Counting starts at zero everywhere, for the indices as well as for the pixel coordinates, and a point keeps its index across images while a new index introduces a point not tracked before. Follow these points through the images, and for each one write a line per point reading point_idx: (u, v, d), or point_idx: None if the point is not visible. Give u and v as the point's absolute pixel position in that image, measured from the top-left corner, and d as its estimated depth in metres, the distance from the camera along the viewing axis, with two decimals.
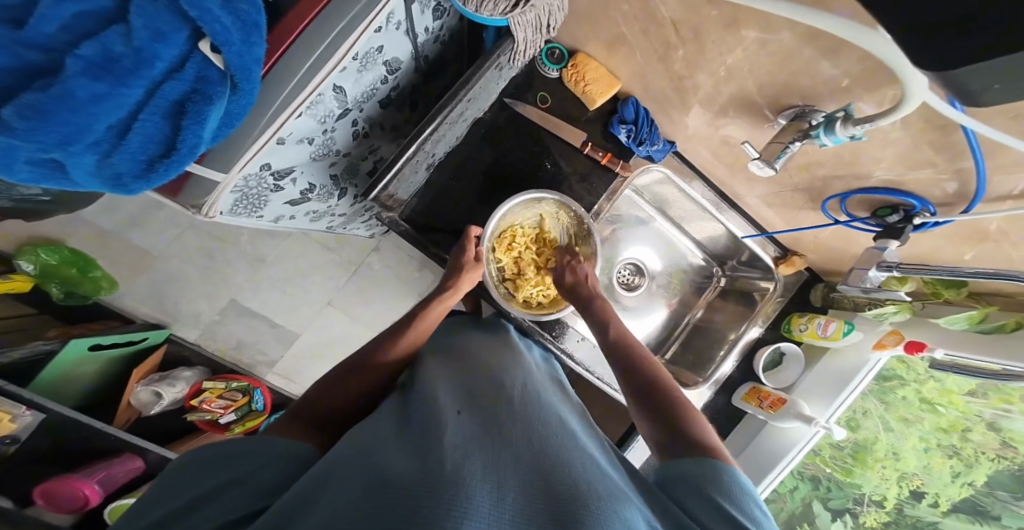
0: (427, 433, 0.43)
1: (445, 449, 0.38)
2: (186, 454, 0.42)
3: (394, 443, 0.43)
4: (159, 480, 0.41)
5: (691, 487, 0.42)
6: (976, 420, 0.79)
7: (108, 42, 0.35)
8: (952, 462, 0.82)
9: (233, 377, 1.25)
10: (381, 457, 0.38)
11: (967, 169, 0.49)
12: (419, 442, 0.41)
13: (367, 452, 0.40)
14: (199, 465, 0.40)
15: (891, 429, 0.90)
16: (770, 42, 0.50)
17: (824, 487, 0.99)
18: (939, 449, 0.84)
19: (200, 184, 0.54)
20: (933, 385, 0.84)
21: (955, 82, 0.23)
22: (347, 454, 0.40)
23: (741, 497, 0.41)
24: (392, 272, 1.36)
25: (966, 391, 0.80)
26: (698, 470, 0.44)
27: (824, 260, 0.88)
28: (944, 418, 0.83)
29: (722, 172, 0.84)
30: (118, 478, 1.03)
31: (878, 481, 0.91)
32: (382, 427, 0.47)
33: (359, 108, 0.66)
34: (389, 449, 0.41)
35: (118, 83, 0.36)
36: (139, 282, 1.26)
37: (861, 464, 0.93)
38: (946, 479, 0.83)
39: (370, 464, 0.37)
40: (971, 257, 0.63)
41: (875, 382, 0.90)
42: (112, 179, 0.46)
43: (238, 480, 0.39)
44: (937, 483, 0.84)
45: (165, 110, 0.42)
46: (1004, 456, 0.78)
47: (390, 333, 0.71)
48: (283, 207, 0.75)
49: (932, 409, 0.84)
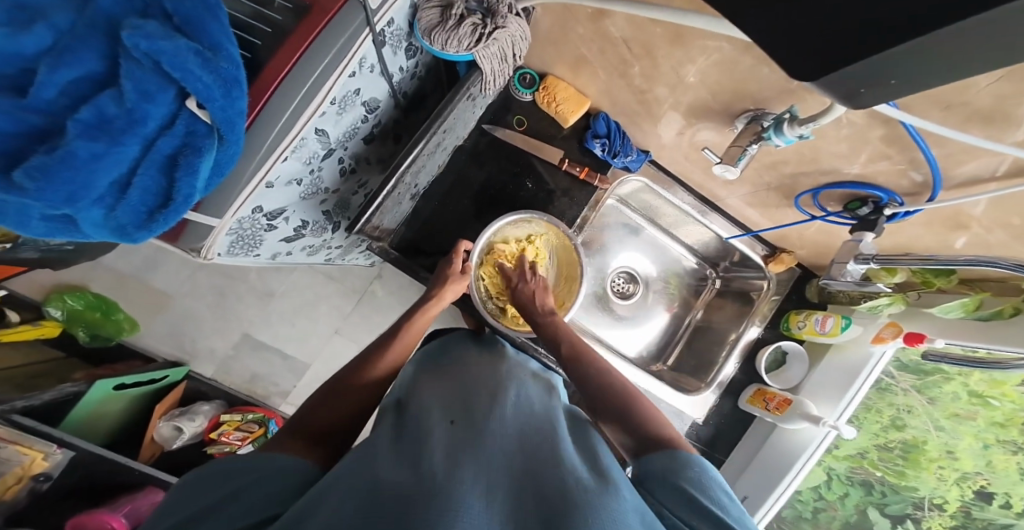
0: (421, 442, 0.46)
1: (437, 459, 0.41)
2: (196, 470, 0.46)
3: (391, 452, 0.45)
4: (175, 491, 0.45)
5: (663, 482, 0.44)
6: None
7: (103, 105, 0.40)
8: (1018, 459, 0.78)
9: (250, 408, 1.30)
10: (376, 469, 0.41)
11: (921, 160, 0.51)
12: (412, 453, 0.44)
13: (365, 464, 0.43)
14: (206, 482, 0.43)
15: (942, 427, 0.86)
16: (713, 53, 0.53)
17: (878, 492, 0.96)
18: (999, 445, 0.80)
19: (197, 230, 0.58)
20: (981, 377, 0.80)
21: (830, 87, 0.25)
22: (345, 469, 0.43)
23: (711, 485, 0.43)
24: (395, 297, 1.40)
25: (1019, 382, 0.76)
26: (667, 466, 0.46)
27: (811, 254, 0.88)
28: (999, 412, 0.79)
29: (699, 177, 0.85)
30: (142, 510, 1.07)
31: (936, 483, 0.87)
32: (380, 438, 0.50)
33: (344, 146, 0.71)
34: (383, 460, 0.43)
35: (114, 142, 0.41)
36: (155, 322, 1.32)
37: (915, 466, 0.89)
38: (1016, 477, 0.79)
39: (365, 476, 0.40)
40: (960, 245, 0.62)
41: (915, 377, 0.88)
42: (117, 229, 0.51)
43: (237, 495, 0.42)
44: (1006, 481, 0.80)
45: (159, 163, 0.46)
46: None
47: (377, 347, 0.73)
48: (280, 245, 0.79)
49: (985, 403, 0.81)
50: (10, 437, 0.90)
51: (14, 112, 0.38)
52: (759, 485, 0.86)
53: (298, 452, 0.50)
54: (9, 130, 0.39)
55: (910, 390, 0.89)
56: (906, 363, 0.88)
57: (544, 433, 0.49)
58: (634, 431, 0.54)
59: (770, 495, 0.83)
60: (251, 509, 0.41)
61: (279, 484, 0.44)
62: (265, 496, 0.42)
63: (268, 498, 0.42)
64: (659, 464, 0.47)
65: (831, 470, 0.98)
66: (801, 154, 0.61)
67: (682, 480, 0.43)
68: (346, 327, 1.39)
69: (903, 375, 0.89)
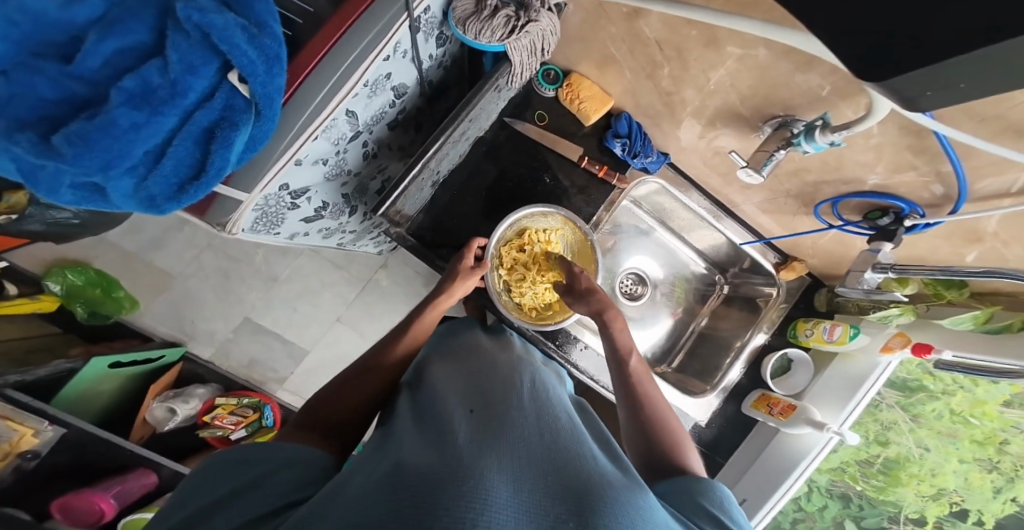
0: (442, 429, 0.45)
1: (461, 446, 0.39)
2: (209, 458, 0.45)
3: (412, 438, 0.44)
4: (188, 481, 0.44)
5: (684, 498, 0.44)
6: (1015, 433, 0.77)
7: (147, 75, 0.40)
8: (993, 477, 0.80)
9: (246, 392, 1.27)
10: (398, 453, 0.40)
11: (948, 172, 0.52)
12: (434, 437, 0.43)
13: (389, 452, 0.41)
14: (220, 469, 0.43)
15: (925, 446, 0.87)
16: (748, 57, 0.54)
17: (856, 505, 0.99)
18: (976, 463, 0.82)
19: (224, 204, 0.58)
20: (964, 396, 0.82)
21: (895, 89, 0.26)
22: (365, 458, 0.42)
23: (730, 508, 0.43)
24: (401, 288, 1.39)
25: (1000, 402, 0.78)
26: (693, 484, 0.46)
27: (823, 263, 0.89)
28: (978, 431, 0.81)
29: (716, 182, 0.87)
30: (132, 492, 1.05)
31: (915, 498, 0.89)
32: (400, 426, 0.48)
33: (370, 130, 0.71)
34: (406, 444, 0.42)
35: (155, 113, 0.41)
36: (157, 302, 1.31)
37: (894, 481, 0.91)
38: (989, 495, 0.81)
39: (389, 460, 0.39)
40: (972, 258, 0.64)
41: (901, 394, 0.91)
42: (146, 201, 0.50)
43: (249, 486, 0.41)
44: (979, 499, 0.82)
45: (196, 136, 0.46)
46: None
47: (392, 337, 0.73)
48: (299, 225, 0.78)
49: (965, 422, 0.82)
50: (2, 412, 0.88)
51: (59, 79, 0.38)
52: (756, 490, 0.87)
53: (313, 442, 0.50)
54: (54, 96, 0.39)
55: (894, 406, 0.92)
56: (895, 379, 0.91)
57: (562, 420, 0.49)
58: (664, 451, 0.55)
59: (766, 501, 0.85)
60: (265, 496, 0.40)
61: (289, 474, 0.43)
62: (279, 485, 0.41)
63: (279, 490, 0.41)
64: (684, 482, 0.47)
65: (811, 481, 1.02)
66: (825, 162, 0.62)
67: (703, 497, 0.43)
68: (348, 316, 1.38)
69: (888, 392, 0.92)
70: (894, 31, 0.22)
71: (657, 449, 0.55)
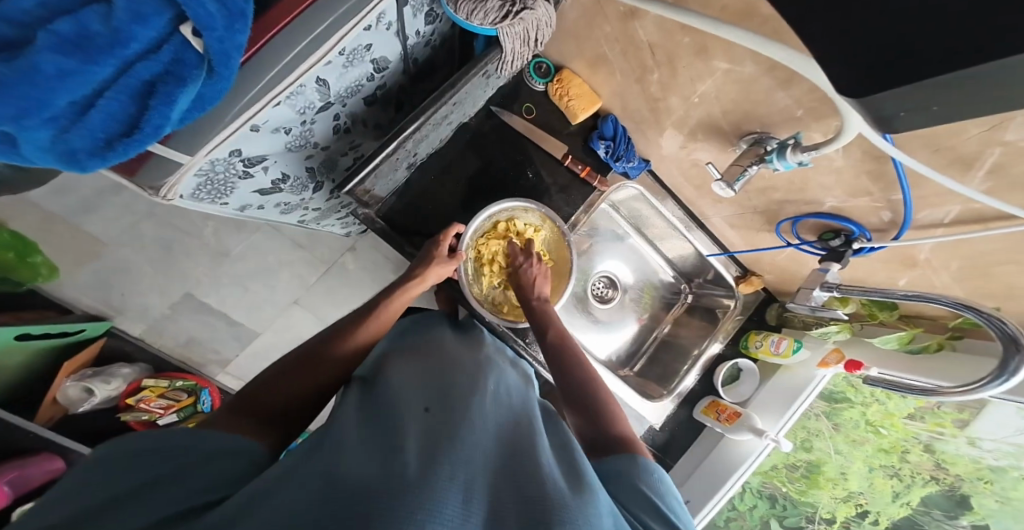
0: (394, 431, 0.42)
1: (412, 452, 0.37)
2: (105, 445, 0.38)
3: (360, 442, 0.41)
4: (68, 476, 0.36)
5: (619, 480, 0.44)
6: (915, 442, 0.86)
7: (85, 20, 0.34)
8: (894, 483, 0.90)
9: (180, 375, 1.20)
10: (338, 458, 0.37)
11: (897, 200, 0.57)
12: (382, 441, 0.40)
13: (333, 454, 0.38)
14: (126, 459, 0.37)
15: (840, 450, 0.96)
16: (734, 72, 0.56)
17: (780, 505, 1.05)
18: (881, 469, 0.91)
19: (162, 165, 0.51)
20: (878, 408, 0.91)
21: (875, 108, 0.27)
22: (301, 458, 0.39)
23: (663, 489, 0.44)
24: (366, 272, 1.34)
25: (905, 414, 0.87)
26: (629, 464, 0.46)
27: (777, 279, 0.95)
28: (886, 439, 0.90)
29: (690, 193, 0.90)
30: (32, 478, 0.92)
31: (829, 500, 0.97)
32: (348, 426, 0.45)
33: (342, 102, 0.67)
34: (350, 448, 0.39)
35: (89, 61, 0.36)
36: (83, 272, 1.15)
37: (814, 484, 0.99)
38: (888, 499, 0.91)
39: (327, 466, 0.36)
40: (903, 282, 0.70)
41: (827, 404, 0.98)
42: (65, 155, 0.44)
43: (172, 476, 0.37)
44: (880, 502, 0.91)
45: (134, 89, 0.41)
46: (937, 477, 0.85)
47: (350, 323, 0.69)
48: (251, 196, 0.73)
49: (876, 431, 0.91)
50: None
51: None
52: (701, 490, 0.91)
53: (249, 432, 0.46)
54: None
55: (820, 415, 0.98)
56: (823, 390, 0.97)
57: (516, 430, 0.47)
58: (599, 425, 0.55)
59: (703, 506, 0.89)
60: (183, 492, 0.35)
61: (219, 468, 0.39)
62: (204, 480, 0.37)
63: (201, 484, 0.37)
64: (615, 461, 0.47)
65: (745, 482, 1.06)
66: (792, 182, 0.67)
67: (641, 481, 0.44)
68: (306, 298, 1.33)
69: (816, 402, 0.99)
70: (885, 55, 0.23)
71: (592, 424, 0.56)
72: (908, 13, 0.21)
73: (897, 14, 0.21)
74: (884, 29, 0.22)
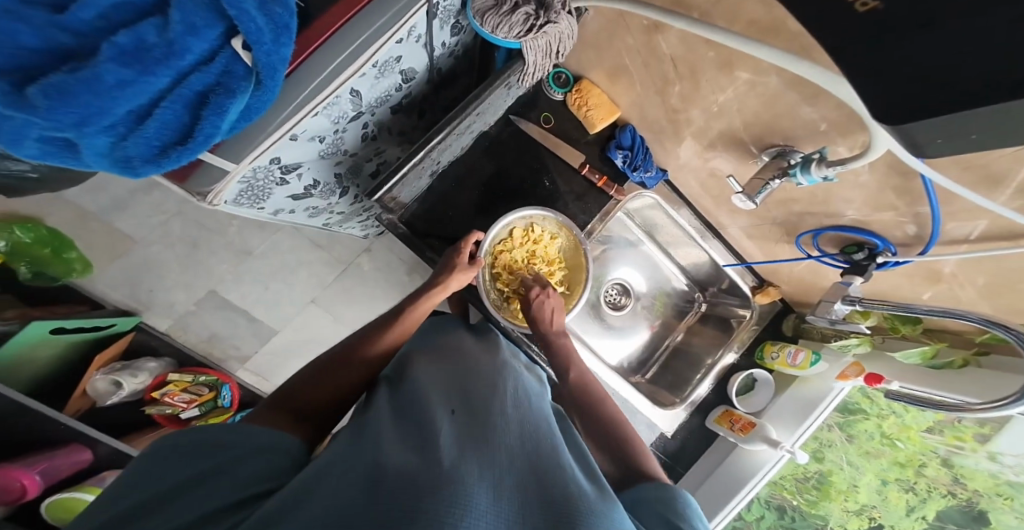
0: (423, 428, 0.43)
1: (442, 448, 0.38)
2: (160, 440, 0.42)
3: (391, 436, 0.43)
4: (138, 465, 0.40)
5: (650, 509, 0.44)
6: (932, 456, 0.85)
7: (143, 33, 0.37)
8: (908, 497, 0.88)
9: (202, 369, 1.23)
10: (376, 450, 0.39)
11: (924, 214, 0.56)
12: (415, 437, 0.42)
13: (366, 447, 0.40)
14: (178, 453, 0.40)
15: (852, 462, 0.95)
16: (758, 85, 0.56)
17: (789, 517, 1.03)
18: (896, 483, 0.90)
19: (209, 172, 0.54)
20: (895, 421, 0.90)
21: (906, 133, 0.27)
22: (340, 452, 0.40)
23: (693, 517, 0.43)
24: (381, 274, 1.36)
25: (924, 428, 0.86)
26: (655, 495, 0.46)
27: (795, 290, 0.94)
28: (901, 453, 0.89)
29: (707, 202, 0.90)
30: (61, 469, 0.96)
31: (840, 512, 0.96)
32: (377, 422, 0.47)
33: (371, 112, 0.69)
34: (386, 441, 0.41)
35: (146, 71, 0.38)
36: (113, 268, 1.21)
37: (825, 496, 0.98)
38: (903, 512, 0.89)
39: (367, 458, 0.38)
40: (927, 297, 0.69)
41: (841, 415, 0.96)
42: (121, 161, 0.46)
43: (217, 469, 0.39)
44: (894, 515, 0.90)
45: (187, 100, 0.43)
46: (953, 492, 0.84)
47: (376, 327, 0.71)
48: (285, 201, 0.75)
49: (892, 444, 0.90)
50: None
51: (43, 28, 0.34)
52: (712, 499, 0.91)
53: (288, 429, 0.48)
54: (32, 45, 0.35)
55: (833, 426, 0.97)
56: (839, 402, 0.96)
57: (542, 423, 0.48)
58: (623, 460, 0.55)
59: (719, 511, 0.89)
60: (222, 489, 0.37)
61: (261, 461, 0.41)
62: (248, 473, 0.39)
63: (245, 477, 0.39)
64: (647, 490, 0.47)
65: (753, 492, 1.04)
66: (815, 195, 0.67)
67: (668, 510, 0.44)
68: (323, 298, 1.35)
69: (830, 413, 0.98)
70: (923, 84, 0.23)
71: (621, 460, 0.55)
72: (948, 47, 0.21)
73: (936, 46, 0.22)
74: (924, 61, 0.23)
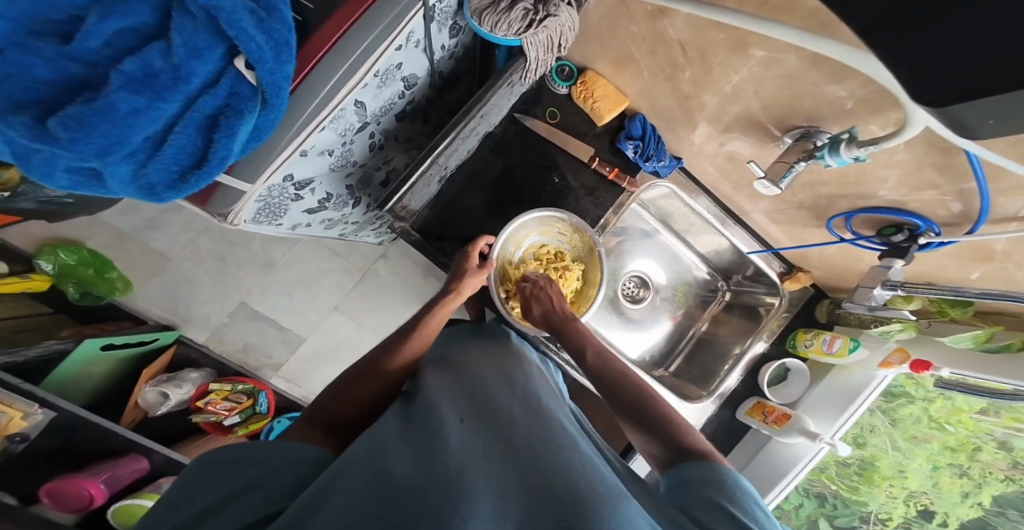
0: (432, 434, 0.44)
1: (450, 456, 0.38)
2: (199, 460, 0.43)
3: (402, 443, 0.43)
4: (179, 483, 0.42)
5: (698, 493, 0.42)
6: (987, 440, 0.79)
7: (149, 58, 0.37)
8: (962, 482, 0.83)
9: (240, 378, 1.29)
10: (386, 459, 0.39)
11: (970, 191, 0.51)
12: (424, 445, 0.42)
13: (379, 454, 0.41)
14: (216, 470, 0.41)
15: (898, 447, 0.90)
16: (775, 63, 0.53)
17: (831, 504, 0.99)
18: (948, 468, 0.84)
19: (227, 194, 0.55)
20: (943, 404, 0.84)
21: (952, 115, 0.24)
22: (352, 457, 0.41)
23: (747, 502, 0.41)
24: (399, 278, 1.39)
25: (977, 410, 0.80)
26: (706, 478, 0.44)
27: (827, 275, 0.89)
28: (953, 437, 0.83)
29: (727, 189, 0.86)
30: (123, 478, 1.03)
31: (886, 499, 0.92)
32: (389, 427, 0.48)
33: (377, 121, 0.69)
34: (397, 451, 0.41)
35: (157, 98, 0.39)
36: (152, 284, 1.27)
37: (869, 482, 0.93)
38: (957, 499, 0.84)
39: (378, 469, 0.38)
40: (977, 277, 0.64)
41: (884, 399, 0.90)
42: (144, 188, 0.47)
43: (250, 487, 0.39)
44: (948, 502, 0.85)
45: (198, 123, 0.44)
46: (1012, 477, 0.78)
47: (397, 339, 0.70)
48: (301, 216, 0.77)
49: (942, 428, 0.85)
50: None
51: (55, 60, 0.36)
52: None
53: (316, 442, 0.49)
54: (48, 76, 0.36)
55: (875, 410, 0.92)
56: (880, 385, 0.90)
57: (554, 425, 0.47)
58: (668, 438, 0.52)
59: None
60: (255, 503, 0.38)
61: (289, 474, 0.41)
62: (278, 485, 0.40)
63: (274, 492, 0.39)
64: (697, 475, 0.45)
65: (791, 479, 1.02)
66: (845, 176, 0.62)
67: (724, 497, 0.41)
68: (346, 305, 1.38)
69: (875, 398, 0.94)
70: (963, 65, 0.21)
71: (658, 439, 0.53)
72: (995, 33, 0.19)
73: (968, 35, 0.19)
74: (959, 44, 0.20)
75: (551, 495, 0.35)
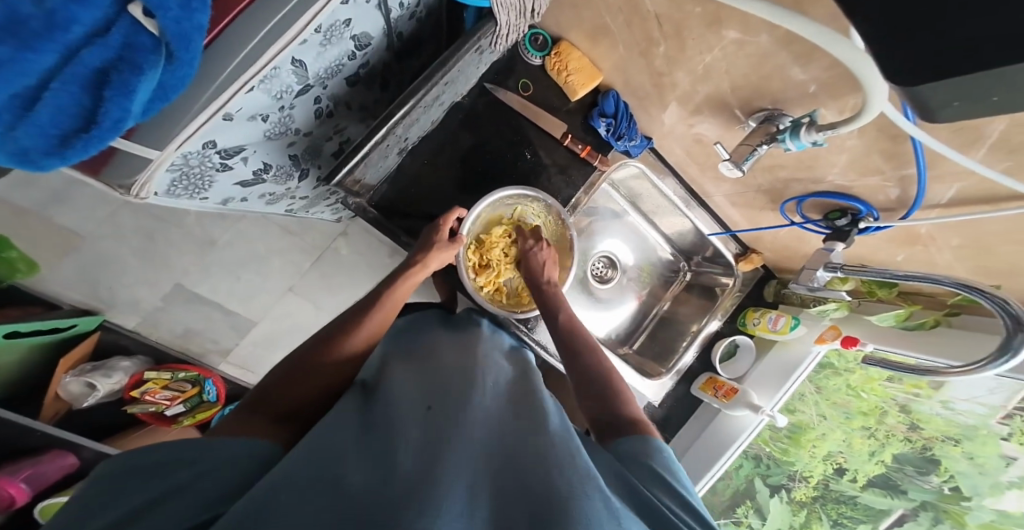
0: (393, 432, 0.41)
1: (413, 456, 0.36)
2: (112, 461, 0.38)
3: (360, 445, 0.40)
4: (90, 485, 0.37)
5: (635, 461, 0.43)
6: (892, 404, 0.90)
7: (16, 2, 0.29)
8: (869, 442, 0.92)
9: (181, 365, 1.18)
10: (342, 463, 0.36)
11: (909, 176, 0.55)
12: (381, 445, 0.39)
13: (334, 457, 0.37)
14: (138, 472, 0.36)
15: (823, 414, 0.99)
16: (747, 44, 0.53)
17: (764, 464, 1.07)
18: (859, 430, 0.94)
19: (128, 161, 0.49)
20: (860, 374, 0.93)
21: (920, 96, 0.24)
22: (303, 457, 0.37)
23: (676, 469, 0.43)
24: (360, 256, 1.33)
25: (885, 378, 0.90)
26: (645, 447, 0.45)
27: (778, 257, 0.94)
28: (865, 403, 0.93)
29: (693, 170, 0.88)
30: (48, 476, 0.92)
31: (808, 459, 1.00)
32: (345, 425, 0.44)
33: (323, 84, 0.63)
34: (350, 453, 0.38)
35: (24, 47, 0.31)
36: (63, 265, 1.11)
37: (796, 444, 1.02)
38: (864, 457, 0.92)
39: (326, 473, 0.34)
40: (902, 260, 0.70)
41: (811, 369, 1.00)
42: (18, 154, 0.41)
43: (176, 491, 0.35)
44: (857, 460, 0.93)
45: (83, 79, 0.36)
46: (909, 438, 0.88)
47: (353, 315, 0.65)
48: (232, 189, 0.70)
49: (857, 394, 0.95)
50: None
51: None
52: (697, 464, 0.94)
53: (266, 432, 0.45)
54: None
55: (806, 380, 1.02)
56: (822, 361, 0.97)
57: (524, 418, 0.46)
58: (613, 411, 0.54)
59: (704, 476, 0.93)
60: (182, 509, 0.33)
61: (231, 473, 0.38)
62: (212, 489, 0.36)
63: (213, 493, 0.35)
64: (636, 442, 0.46)
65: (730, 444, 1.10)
66: (801, 160, 0.65)
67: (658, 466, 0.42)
68: (302, 285, 1.31)
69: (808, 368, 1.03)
70: (933, 45, 0.20)
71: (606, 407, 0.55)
72: (967, 15, 0.18)
73: (944, 12, 0.19)
74: (929, 22, 0.20)
75: (524, 501, 0.33)
